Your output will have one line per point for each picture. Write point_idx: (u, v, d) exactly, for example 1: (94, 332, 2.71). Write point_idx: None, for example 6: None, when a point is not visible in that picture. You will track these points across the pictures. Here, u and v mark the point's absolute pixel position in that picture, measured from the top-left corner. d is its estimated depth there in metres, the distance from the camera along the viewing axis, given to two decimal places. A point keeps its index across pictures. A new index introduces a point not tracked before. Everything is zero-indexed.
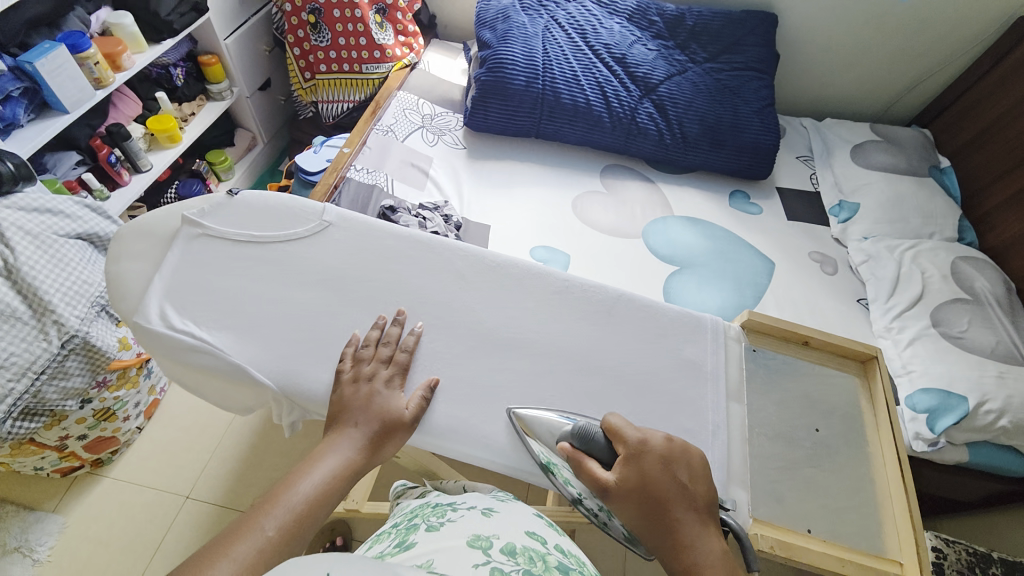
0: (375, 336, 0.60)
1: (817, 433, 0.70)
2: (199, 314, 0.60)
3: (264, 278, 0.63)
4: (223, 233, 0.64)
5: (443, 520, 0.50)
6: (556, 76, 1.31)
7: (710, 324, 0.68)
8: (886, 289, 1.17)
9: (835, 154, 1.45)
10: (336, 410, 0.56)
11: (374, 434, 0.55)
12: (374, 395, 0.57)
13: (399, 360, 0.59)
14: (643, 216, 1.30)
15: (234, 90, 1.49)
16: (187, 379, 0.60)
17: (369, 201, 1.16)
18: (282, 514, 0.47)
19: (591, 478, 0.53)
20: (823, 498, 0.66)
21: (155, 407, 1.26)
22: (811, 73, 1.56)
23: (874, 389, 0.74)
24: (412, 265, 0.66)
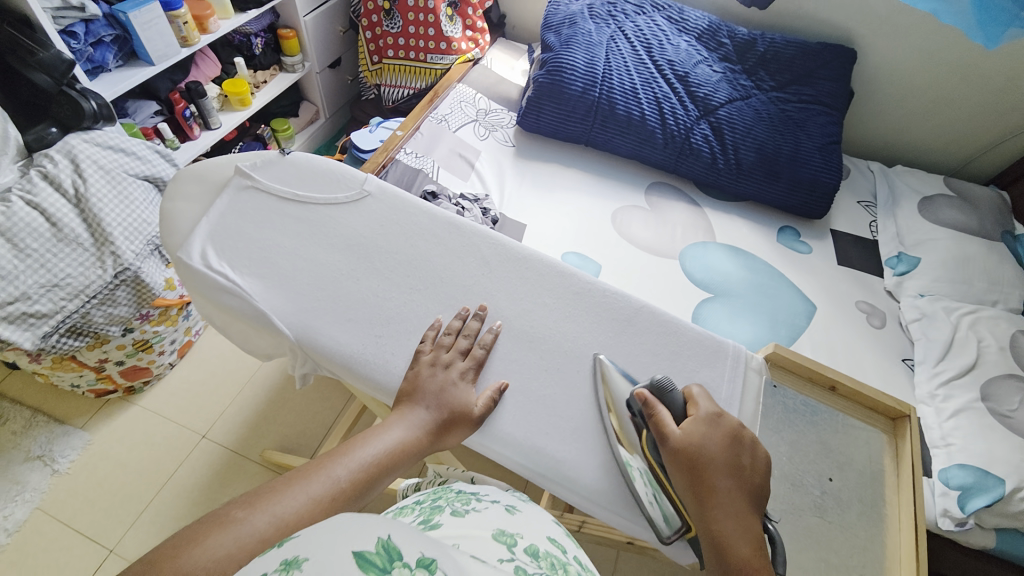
0: (456, 326, 0.61)
1: (830, 483, 0.70)
2: (235, 259, 0.63)
3: (299, 235, 0.65)
4: (269, 189, 0.67)
5: (468, 508, 0.47)
6: (613, 86, 1.30)
7: (732, 351, 0.65)
8: (935, 352, 1.09)
9: (901, 203, 1.36)
10: (410, 388, 0.56)
11: (439, 423, 0.55)
12: (448, 385, 0.57)
13: (474, 356, 0.60)
14: (683, 238, 1.27)
15: (306, 64, 1.57)
16: (218, 318, 0.64)
17: (413, 184, 1.20)
18: (354, 467, 0.50)
19: (659, 427, 0.53)
20: (820, 548, 0.67)
21: (187, 348, 1.33)
22: (886, 116, 1.48)
23: (901, 449, 0.71)
24: (438, 245, 0.67)
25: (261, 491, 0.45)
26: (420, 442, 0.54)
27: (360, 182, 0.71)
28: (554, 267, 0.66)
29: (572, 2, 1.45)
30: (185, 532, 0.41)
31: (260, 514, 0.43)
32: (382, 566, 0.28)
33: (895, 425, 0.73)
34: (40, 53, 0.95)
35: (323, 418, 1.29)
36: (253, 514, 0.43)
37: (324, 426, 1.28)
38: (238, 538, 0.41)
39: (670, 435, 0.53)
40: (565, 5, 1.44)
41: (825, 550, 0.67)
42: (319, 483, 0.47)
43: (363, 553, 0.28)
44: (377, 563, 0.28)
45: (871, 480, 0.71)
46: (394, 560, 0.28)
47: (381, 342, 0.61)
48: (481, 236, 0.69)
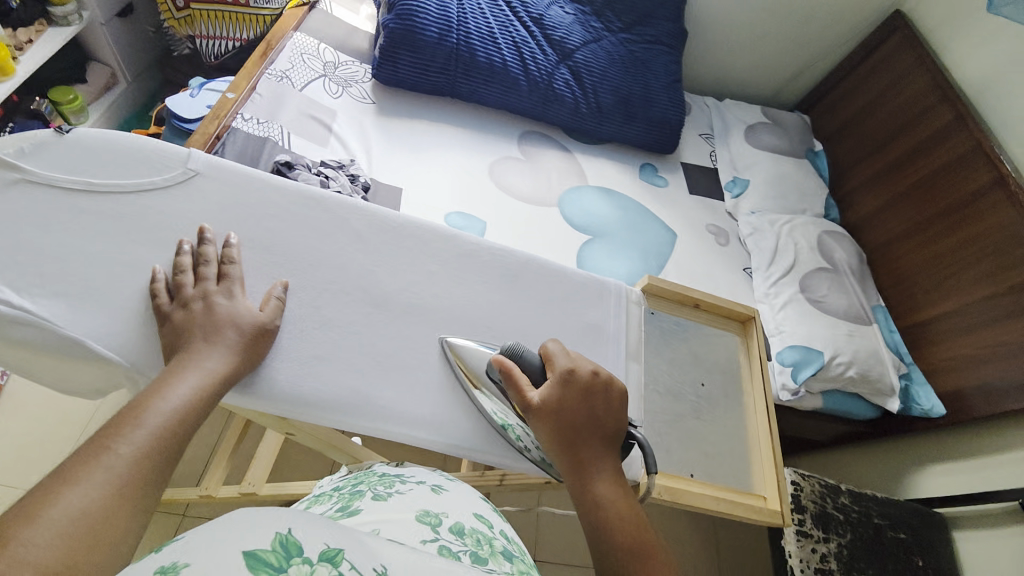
0: (192, 261, 0.54)
1: (702, 387, 0.80)
2: (15, 279, 0.51)
3: (111, 235, 0.54)
4: (45, 178, 0.55)
5: (390, 491, 0.54)
6: (471, 31, 1.23)
7: (613, 288, 0.70)
8: (766, 259, 1.30)
9: (732, 132, 1.56)
10: (177, 340, 0.50)
11: (233, 346, 0.51)
12: (217, 307, 0.52)
13: (230, 273, 0.55)
14: (558, 185, 1.31)
15: (84, 14, 1.26)
16: (15, 359, 0.51)
17: (259, 155, 1.04)
18: (142, 434, 0.43)
19: (520, 396, 0.55)
20: (699, 445, 0.76)
21: None
22: (716, 55, 1.64)
23: (749, 346, 0.85)
24: (302, 229, 0.60)
25: (10, 514, 0.35)
26: (217, 376, 0.49)
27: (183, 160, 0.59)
28: (431, 232, 0.63)
29: None
30: None
31: (34, 527, 0.35)
32: (278, 564, 0.28)
33: (744, 327, 0.86)
34: None
35: (206, 436, 1.14)
36: (18, 532, 0.34)
37: (209, 444, 1.13)
38: (13, 559, 0.33)
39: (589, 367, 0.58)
40: None
41: (703, 443, 0.76)
42: (96, 473, 0.40)
43: (256, 552, 0.29)
44: (271, 562, 0.29)
45: (731, 375, 0.83)
46: (292, 557, 0.29)
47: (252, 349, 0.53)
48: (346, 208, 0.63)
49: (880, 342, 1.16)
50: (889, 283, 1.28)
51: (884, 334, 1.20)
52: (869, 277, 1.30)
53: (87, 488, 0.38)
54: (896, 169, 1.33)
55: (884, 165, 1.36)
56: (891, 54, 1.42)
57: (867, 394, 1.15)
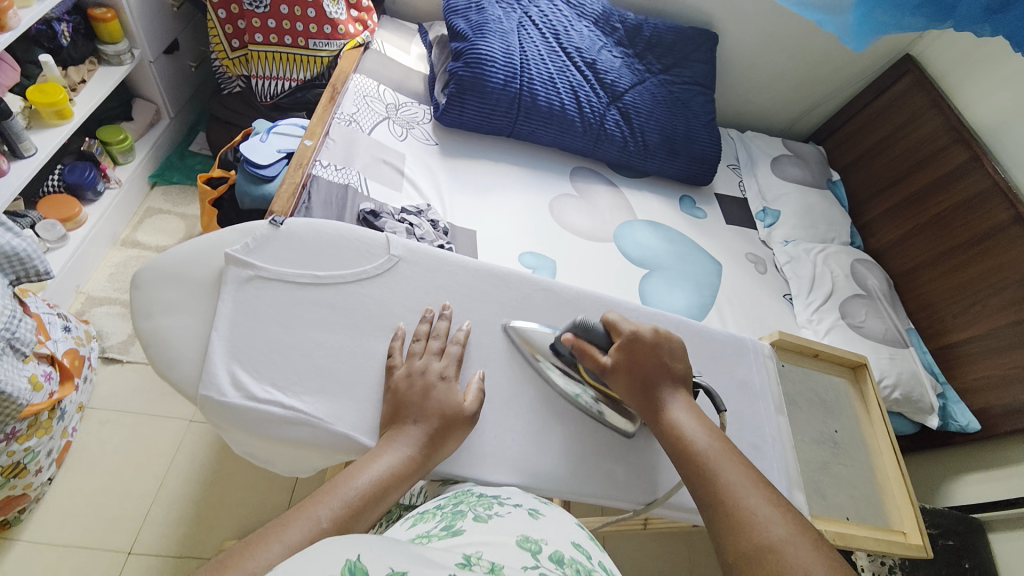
0: (426, 330, 0.68)
1: (837, 434, 0.86)
2: (274, 379, 0.62)
3: (339, 327, 0.67)
4: (278, 276, 0.66)
5: (489, 513, 0.52)
6: (533, 77, 1.28)
7: (751, 346, 0.81)
8: (806, 286, 1.40)
9: (758, 164, 1.67)
10: (396, 408, 0.61)
11: (431, 433, 0.60)
12: (430, 389, 0.62)
13: (449, 353, 0.66)
14: (612, 220, 1.37)
15: (135, 53, 1.22)
16: (269, 446, 0.63)
17: (344, 202, 1.06)
18: (336, 505, 0.51)
19: (591, 361, 0.68)
20: (849, 490, 0.82)
21: (65, 452, 1.05)
22: (740, 91, 1.74)
23: (863, 388, 0.91)
24: (492, 304, 0.74)
25: (235, 549, 0.44)
26: (410, 462, 0.58)
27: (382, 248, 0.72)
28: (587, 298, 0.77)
29: None
30: None
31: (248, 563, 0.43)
32: None
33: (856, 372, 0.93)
34: None
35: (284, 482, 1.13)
36: None
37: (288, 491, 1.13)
38: None
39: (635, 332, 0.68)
40: None
41: (853, 489, 0.83)
42: (291, 532, 0.48)
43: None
44: None
45: (854, 418, 0.89)
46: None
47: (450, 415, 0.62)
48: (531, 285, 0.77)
49: (915, 363, 1.28)
50: (916, 307, 1.40)
51: (918, 355, 1.31)
52: (898, 301, 1.41)
53: (281, 547, 0.46)
54: (915, 201, 1.45)
55: (903, 197, 1.48)
56: (901, 95, 1.54)
57: (909, 412, 1.26)
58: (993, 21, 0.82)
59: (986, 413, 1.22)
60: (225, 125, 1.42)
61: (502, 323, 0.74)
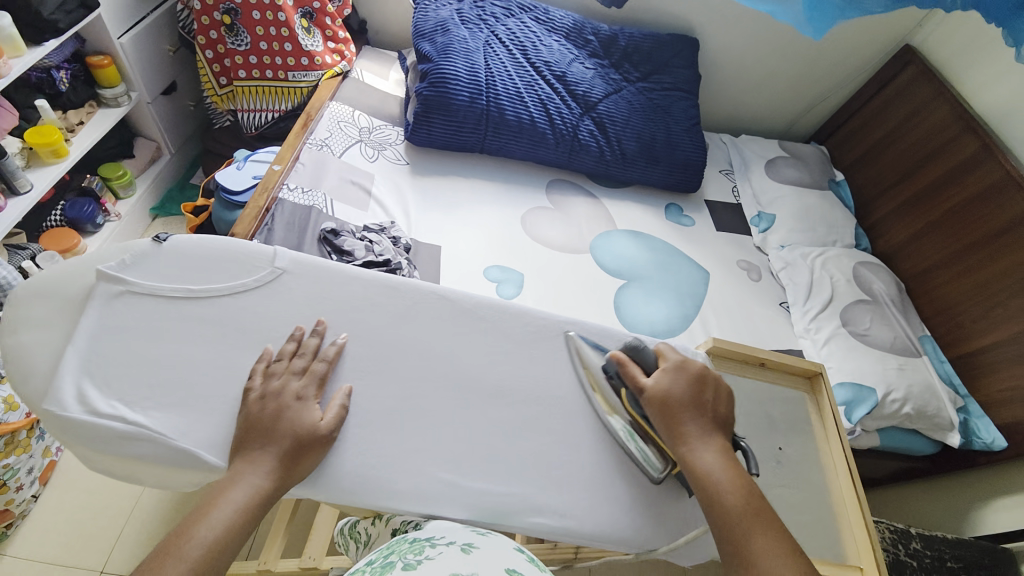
0: (290, 349, 0.64)
1: (782, 451, 0.79)
2: (127, 395, 0.59)
3: (205, 340, 0.63)
4: (151, 290, 0.63)
5: (419, 558, 0.49)
6: (499, 93, 1.29)
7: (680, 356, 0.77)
8: (803, 293, 1.30)
9: (752, 168, 1.60)
10: (246, 433, 0.58)
11: (282, 459, 0.57)
12: (283, 411, 0.59)
13: (313, 370, 0.63)
14: (589, 230, 1.34)
15: (132, 95, 1.31)
16: (118, 468, 0.59)
17: (307, 223, 1.08)
18: (180, 562, 0.49)
19: (634, 382, 0.68)
20: (791, 513, 0.76)
21: (50, 470, 1.09)
22: (729, 95, 1.69)
23: (820, 403, 0.84)
24: (382, 313, 0.69)
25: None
26: (259, 492, 0.55)
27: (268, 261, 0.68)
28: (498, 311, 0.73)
29: (440, 7, 1.35)
30: None
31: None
32: None
33: (812, 383, 0.85)
34: None
35: None
36: None
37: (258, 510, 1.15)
38: None
39: (684, 363, 0.69)
40: (432, 11, 1.34)
41: (800, 512, 0.76)
42: None
43: None
44: None
45: (806, 435, 0.81)
46: None
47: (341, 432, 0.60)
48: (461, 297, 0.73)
49: (930, 374, 1.15)
50: (930, 312, 1.27)
51: (933, 365, 1.18)
52: (910, 307, 1.29)
53: None
54: (924, 198, 1.34)
55: (911, 194, 1.37)
56: (905, 87, 1.44)
57: (925, 429, 1.14)
58: None
59: (1017, 430, 1.09)
60: (217, 158, 1.51)
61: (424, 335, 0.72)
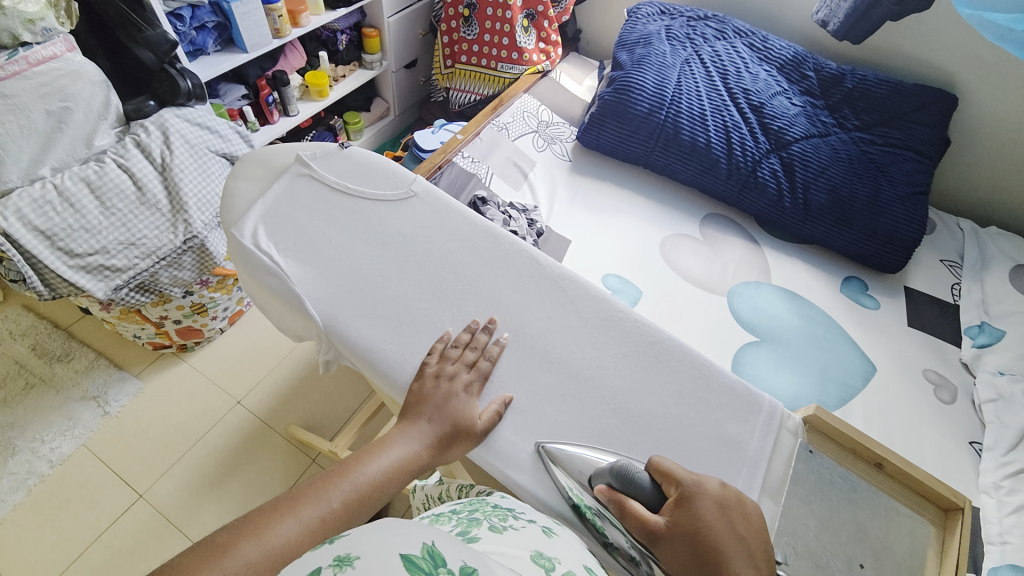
0: (465, 339, 0.66)
1: (860, 569, 0.69)
2: (281, 243, 0.72)
3: (344, 228, 0.74)
4: (323, 178, 0.77)
5: (505, 524, 0.47)
6: (681, 111, 1.25)
7: (767, 408, 0.65)
8: (1008, 440, 0.96)
9: (991, 268, 1.23)
10: (415, 401, 0.62)
11: (443, 436, 0.60)
12: (451, 396, 0.62)
13: (480, 368, 0.64)
14: (734, 274, 1.21)
15: (383, 63, 1.66)
16: (260, 296, 0.72)
17: (464, 188, 1.22)
18: (347, 488, 0.54)
19: (640, 523, 0.52)
20: None
21: (237, 316, 1.47)
22: (986, 172, 1.33)
23: (949, 542, 0.69)
24: (473, 252, 0.73)
25: (249, 524, 0.48)
26: (417, 459, 0.58)
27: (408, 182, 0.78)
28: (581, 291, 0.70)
29: (650, 21, 1.38)
30: (177, 561, 0.43)
31: (257, 544, 0.46)
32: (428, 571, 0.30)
33: (946, 518, 0.71)
34: (147, 31, 1.00)
35: (348, 402, 1.38)
36: (242, 542, 0.46)
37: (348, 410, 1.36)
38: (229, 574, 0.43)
39: (704, 486, 0.54)
40: (641, 24, 1.37)
41: None
42: (307, 509, 0.51)
43: (410, 556, 0.31)
44: (423, 567, 0.30)
45: (908, 571, 0.69)
46: (439, 566, 0.31)
47: (405, 343, 0.67)
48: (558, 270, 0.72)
49: None
50: None
51: None
52: None
53: (296, 523, 0.49)
54: None
55: None
56: None
57: None
58: None
59: None
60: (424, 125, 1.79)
61: None
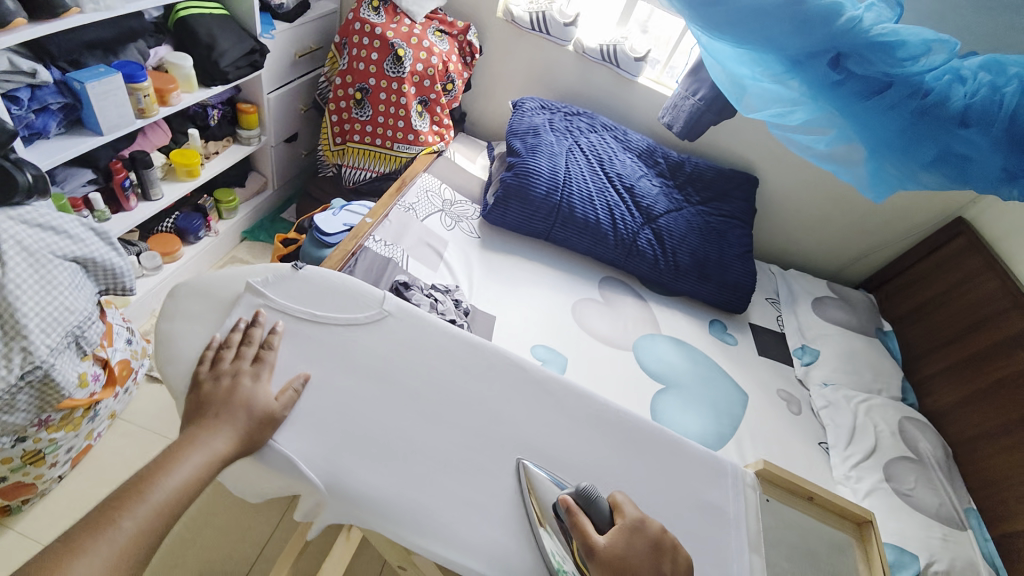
0: (235, 340, 0.73)
1: None
2: None
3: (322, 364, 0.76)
4: (282, 307, 0.79)
5: None
6: (573, 193, 1.43)
7: (731, 469, 0.81)
8: (844, 438, 1.26)
9: (799, 302, 1.64)
10: (199, 405, 0.66)
11: (237, 427, 0.65)
12: (235, 390, 0.68)
13: (261, 361, 0.72)
14: (633, 330, 1.39)
15: (262, 138, 1.54)
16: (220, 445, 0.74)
17: (382, 274, 1.19)
18: (146, 507, 0.56)
19: (585, 536, 0.62)
20: None
21: (83, 453, 1.13)
22: (783, 232, 1.79)
23: (869, 551, 0.80)
24: (456, 365, 0.80)
25: (34, 570, 0.49)
26: (217, 454, 0.62)
27: (378, 302, 0.83)
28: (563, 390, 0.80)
29: (535, 114, 1.56)
30: None
31: None
32: None
33: (860, 531, 0.82)
34: None
35: (256, 533, 1.16)
36: None
37: (256, 545, 1.14)
38: None
39: (645, 526, 0.64)
40: (528, 116, 1.54)
41: None
42: (103, 542, 0.52)
43: None
44: None
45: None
46: None
47: (397, 466, 0.70)
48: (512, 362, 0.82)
49: (973, 549, 1.08)
50: (977, 483, 1.21)
51: (978, 541, 1.11)
52: (955, 472, 1.23)
53: (92, 558, 0.51)
54: (974, 362, 1.32)
55: (958, 358, 1.37)
56: (957, 254, 1.50)
57: None
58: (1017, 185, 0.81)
59: None
60: (312, 200, 1.70)
61: (483, 398, 0.78)
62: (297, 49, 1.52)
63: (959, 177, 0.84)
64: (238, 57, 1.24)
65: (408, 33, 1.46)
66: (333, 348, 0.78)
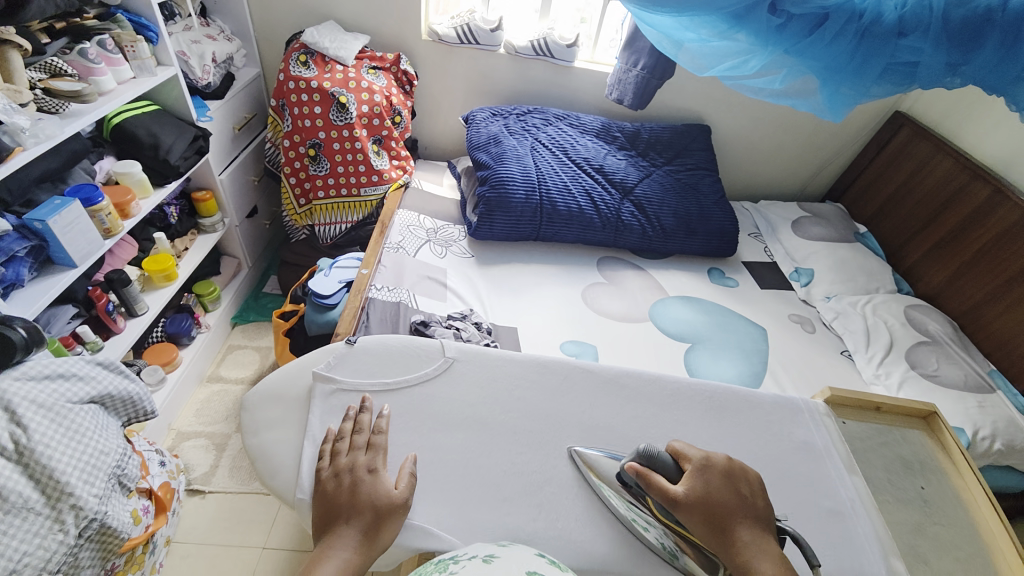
0: (348, 428, 0.72)
1: (924, 490, 0.84)
2: None
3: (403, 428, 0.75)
4: (350, 383, 0.78)
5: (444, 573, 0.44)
6: (551, 188, 1.45)
7: (805, 406, 0.87)
8: (862, 340, 1.35)
9: (779, 229, 1.72)
10: (327, 508, 0.63)
11: (365, 527, 0.61)
12: (358, 485, 0.65)
13: (374, 446, 0.70)
14: (644, 299, 1.43)
15: (224, 221, 1.49)
16: None
17: (397, 318, 1.18)
18: None
19: (662, 492, 0.64)
20: (947, 551, 0.77)
21: None
22: (744, 169, 1.88)
23: (943, 440, 0.89)
24: (538, 391, 0.82)
25: None
26: (352, 565, 0.58)
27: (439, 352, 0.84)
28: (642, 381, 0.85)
29: (489, 123, 1.57)
30: None
31: None
32: None
33: (928, 422, 0.91)
34: None
35: None
36: None
37: None
38: None
39: (710, 459, 0.68)
40: (484, 127, 1.56)
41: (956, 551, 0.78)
42: None
43: None
44: None
45: (937, 468, 0.86)
46: None
47: (512, 500, 0.71)
48: (572, 368, 0.85)
49: (1009, 408, 1.18)
50: (990, 347, 1.31)
51: (1009, 398, 1.21)
52: (969, 343, 1.33)
53: None
54: (952, 241, 1.43)
55: (936, 240, 1.48)
56: (905, 145, 1.61)
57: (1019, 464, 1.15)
58: (961, 73, 0.90)
59: None
60: (291, 267, 1.66)
61: (554, 408, 0.80)
62: (233, 123, 1.48)
63: (907, 79, 0.92)
64: (185, 147, 1.20)
65: (345, 79, 1.45)
66: (405, 408, 0.77)
